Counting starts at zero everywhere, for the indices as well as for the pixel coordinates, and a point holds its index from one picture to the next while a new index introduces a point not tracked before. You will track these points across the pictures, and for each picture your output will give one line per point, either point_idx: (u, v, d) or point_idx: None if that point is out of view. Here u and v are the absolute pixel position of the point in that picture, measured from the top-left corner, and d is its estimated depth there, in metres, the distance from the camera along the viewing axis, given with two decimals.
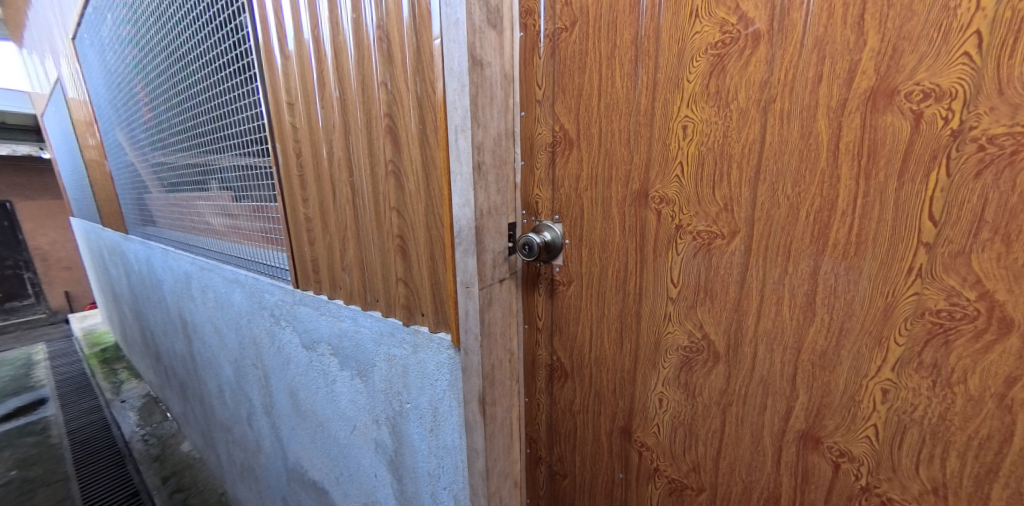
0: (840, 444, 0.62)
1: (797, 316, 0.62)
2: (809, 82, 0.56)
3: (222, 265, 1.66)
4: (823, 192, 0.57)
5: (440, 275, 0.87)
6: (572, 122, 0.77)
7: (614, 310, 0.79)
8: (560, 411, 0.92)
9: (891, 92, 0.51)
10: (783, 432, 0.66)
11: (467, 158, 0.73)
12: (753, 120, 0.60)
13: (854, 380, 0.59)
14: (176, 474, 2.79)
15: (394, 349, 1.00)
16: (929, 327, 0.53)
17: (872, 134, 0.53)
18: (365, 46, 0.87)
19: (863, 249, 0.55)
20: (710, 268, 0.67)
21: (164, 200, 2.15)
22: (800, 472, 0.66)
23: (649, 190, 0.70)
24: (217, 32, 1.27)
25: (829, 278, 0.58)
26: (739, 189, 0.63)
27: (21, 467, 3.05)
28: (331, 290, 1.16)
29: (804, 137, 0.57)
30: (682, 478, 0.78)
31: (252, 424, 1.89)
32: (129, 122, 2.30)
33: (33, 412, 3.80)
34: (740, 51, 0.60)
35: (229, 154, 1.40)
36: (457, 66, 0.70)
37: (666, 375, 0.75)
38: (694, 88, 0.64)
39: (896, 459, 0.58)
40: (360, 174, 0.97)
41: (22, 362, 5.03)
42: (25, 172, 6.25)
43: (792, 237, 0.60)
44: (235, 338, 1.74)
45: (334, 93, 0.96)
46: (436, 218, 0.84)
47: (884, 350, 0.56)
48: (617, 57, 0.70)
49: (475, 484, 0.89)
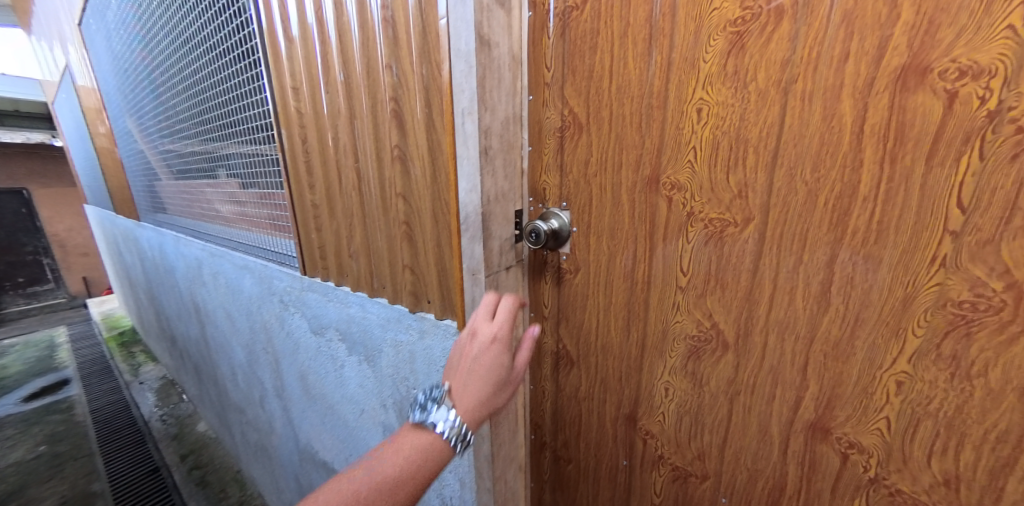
0: (849, 435, 0.60)
1: (811, 305, 0.60)
2: (835, 59, 0.53)
3: (231, 251, 1.68)
4: (844, 177, 0.54)
5: (447, 261, 0.86)
6: (581, 106, 0.74)
7: (621, 298, 0.78)
8: (566, 398, 0.92)
9: (923, 70, 0.48)
10: (791, 422, 0.65)
11: (474, 142, 0.72)
12: (773, 102, 0.57)
13: (868, 371, 0.57)
14: (194, 453, 2.87)
15: (402, 335, 1.00)
16: (950, 318, 0.50)
17: (901, 115, 0.50)
18: (370, 30, 0.85)
19: (884, 237, 0.53)
20: (722, 257, 0.65)
21: (173, 187, 2.17)
22: (806, 461, 0.65)
23: (660, 175, 0.68)
24: (220, 16, 1.26)
25: (846, 267, 0.56)
26: (755, 174, 0.60)
27: (49, 443, 3.17)
28: (338, 276, 1.16)
29: (825, 120, 0.54)
30: (687, 465, 0.77)
31: (264, 407, 1.93)
32: (136, 108, 2.31)
33: (59, 391, 3.93)
34: (762, 28, 0.56)
35: (235, 140, 1.40)
36: (464, 46, 0.69)
37: (674, 363, 0.74)
38: (710, 68, 0.61)
39: (907, 451, 0.56)
40: (365, 160, 0.95)
41: (46, 344, 5.19)
42: (41, 158, 6.33)
43: (809, 224, 0.58)
44: (246, 322, 1.77)
45: (339, 77, 0.94)
46: (442, 204, 0.83)
47: (900, 341, 0.54)
48: (629, 37, 0.67)
49: (481, 467, 0.91)
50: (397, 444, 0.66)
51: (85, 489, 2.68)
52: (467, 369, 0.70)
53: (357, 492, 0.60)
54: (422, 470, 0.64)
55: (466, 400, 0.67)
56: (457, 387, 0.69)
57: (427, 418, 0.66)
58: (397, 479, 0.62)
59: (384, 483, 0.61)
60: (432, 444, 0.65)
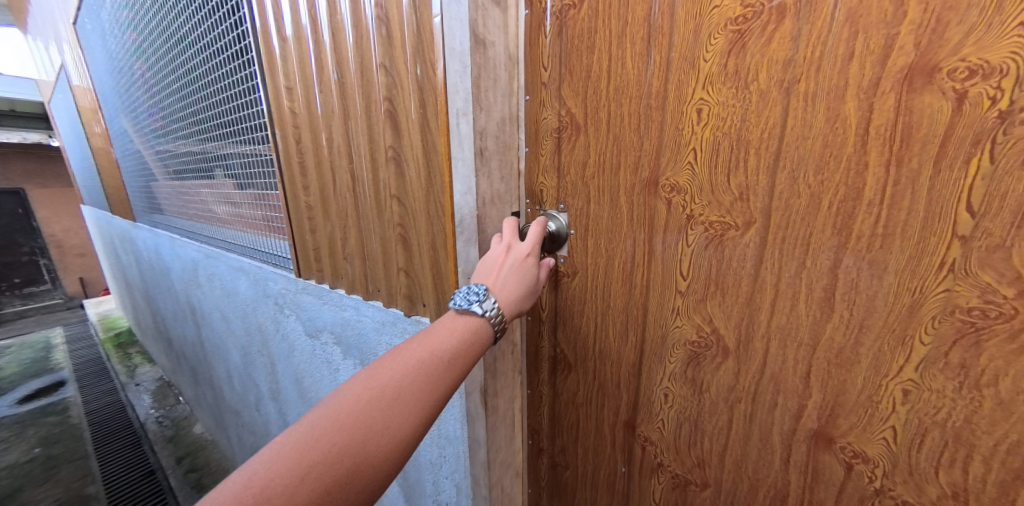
0: (853, 444, 0.59)
1: (814, 311, 0.58)
2: (839, 59, 0.51)
3: (226, 252, 1.67)
4: (848, 180, 0.53)
5: (442, 264, 0.84)
6: (578, 106, 0.73)
7: (620, 303, 0.76)
8: (563, 403, 0.90)
9: (930, 69, 0.46)
10: (793, 430, 0.63)
11: (470, 144, 0.72)
12: (775, 102, 0.56)
13: (872, 379, 0.55)
14: (190, 455, 2.85)
15: (397, 339, 0.99)
16: (958, 325, 0.49)
17: (907, 117, 0.48)
18: (363, 28, 0.83)
19: (890, 242, 0.51)
20: (722, 261, 0.64)
21: (169, 187, 2.15)
22: (809, 471, 0.63)
23: (659, 177, 0.67)
24: (213, 14, 1.24)
25: (850, 273, 0.54)
26: (756, 176, 0.59)
27: (44, 445, 3.14)
28: (333, 279, 1.15)
29: (829, 121, 0.53)
30: (686, 473, 0.76)
31: (260, 410, 1.91)
32: (132, 108, 2.30)
33: (54, 393, 3.89)
34: (763, 26, 0.55)
35: (229, 140, 1.39)
36: (459, 45, 0.68)
37: (673, 369, 0.72)
38: (710, 67, 0.59)
39: (914, 462, 0.55)
40: (359, 161, 0.94)
41: (42, 345, 5.15)
42: (38, 158, 6.29)
43: (813, 228, 0.56)
44: (241, 325, 1.75)
45: (333, 77, 0.93)
46: (437, 207, 0.81)
47: (907, 349, 0.52)
48: (627, 35, 0.65)
49: (477, 473, 0.89)
50: (447, 322, 0.62)
51: (80, 492, 2.65)
52: (503, 268, 0.67)
53: (418, 360, 0.56)
54: (476, 348, 0.61)
55: (508, 293, 0.64)
56: (494, 282, 0.65)
57: (471, 303, 0.62)
58: (454, 352, 0.58)
59: (442, 356, 0.57)
60: (482, 326, 0.61)
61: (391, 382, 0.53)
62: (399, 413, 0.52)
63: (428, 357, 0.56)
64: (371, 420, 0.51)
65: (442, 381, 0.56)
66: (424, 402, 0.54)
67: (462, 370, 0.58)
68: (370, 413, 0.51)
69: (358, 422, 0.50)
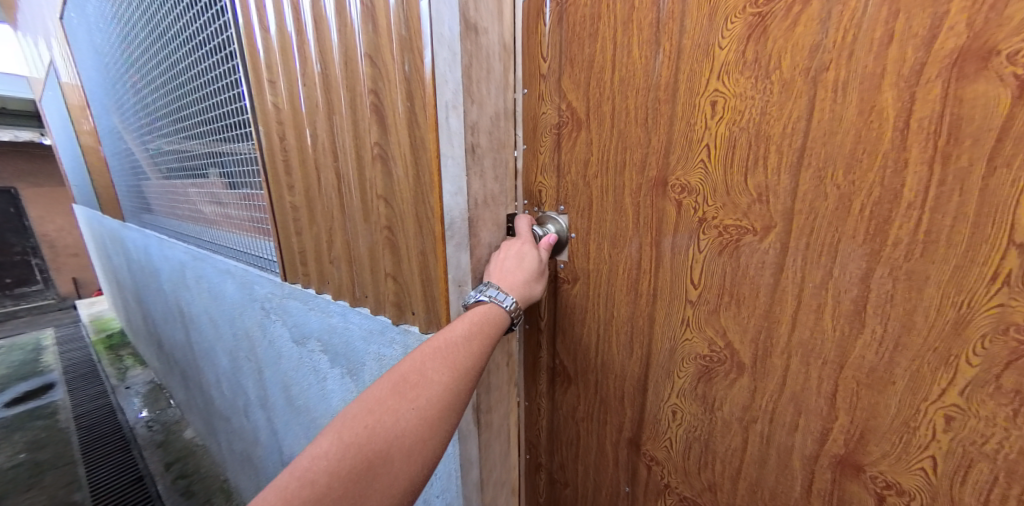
0: (886, 475, 0.53)
1: (842, 326, 0.52)
2: (874, 44, 0.46)
3: (213, 255, 1.61)
4: (883, 180, 0.47)
5: (431, 271, 0.78)
6: (580, 100, 0.67)
7: (624, 313, 0.71)
8: (562, 417, 0.85)
9: (985, 54, 0.41)
10: (816, 456, 0.57)
11: (461, 140, 0.66)
12: (800, 94, 0.50)
13: (909, 402, 0.49)
14: (180, 461, 2.77)
15: (385, 349, 0.92)
16: (1012, 345, 0.43)
17: (956, 108, 0.43)
18: (348, 15, 0.77)
19: (932, 250, 0.46)
20: (738, 269, 0.58)
21: (156, 187, 2.10)
22: (834, 501, 0.57)
23: (668, 177, 0.61)
24: (195, 6, 1.19)
25: (884, 284, 0.49)
26: (778, 177, 0.53)
27: (29, 450, 3.05)
28: (319, 284, 1.08)
29: (863, 113, 0.47)
30: (696, 497, 0.70)
31: (248, 417, 1.84)
32: (120, 105, 2.24)
33: (41, 396, 3.80)
34: (787, 9, 0.49)
35: (214, 137, 1.33)
36: (448, 31, 0.63)
37: (682, 385, 0.66)
38: (727, 55, 0.54)
39: (957, 496, 0.49)
40: (345, 159, 0.87)
41: (31, 346, 5.04)
42: (29, 157, 6.20)
43: (842, 234, 0.50)
44: (228, 329, 1.68)
45: (317, 68, 0.87)
46: (426, 209, 0.75)
47: (950, 371, 0.47)
48: (634, 21, 0.60)
49: (470, 494, 0.83)
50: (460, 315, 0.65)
51: (65, 499, 2.57)
52: (505, 258, 0.70)
53: (433, 347, 0.59)
54: (491, 333, 0.63)
55: (510, 278, 0.67)
56: (497, 273, 0.68)
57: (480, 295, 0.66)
58: (468, 334, 0.61)
59: (454, 340, 0.60)
60: (493, 312, 0.64)
61: (411, 367, 0.57)
62: (422, 392, 0.56)
63: (443, 343, 0.59)
64: (397, 402, 0.55)
65: (459, 362, 0.59)
66: (444, 381, 0.57)
67: (478, 350, 0.60)
68: (395, 392, 0.55)
69: (384, 404, 0.54)
